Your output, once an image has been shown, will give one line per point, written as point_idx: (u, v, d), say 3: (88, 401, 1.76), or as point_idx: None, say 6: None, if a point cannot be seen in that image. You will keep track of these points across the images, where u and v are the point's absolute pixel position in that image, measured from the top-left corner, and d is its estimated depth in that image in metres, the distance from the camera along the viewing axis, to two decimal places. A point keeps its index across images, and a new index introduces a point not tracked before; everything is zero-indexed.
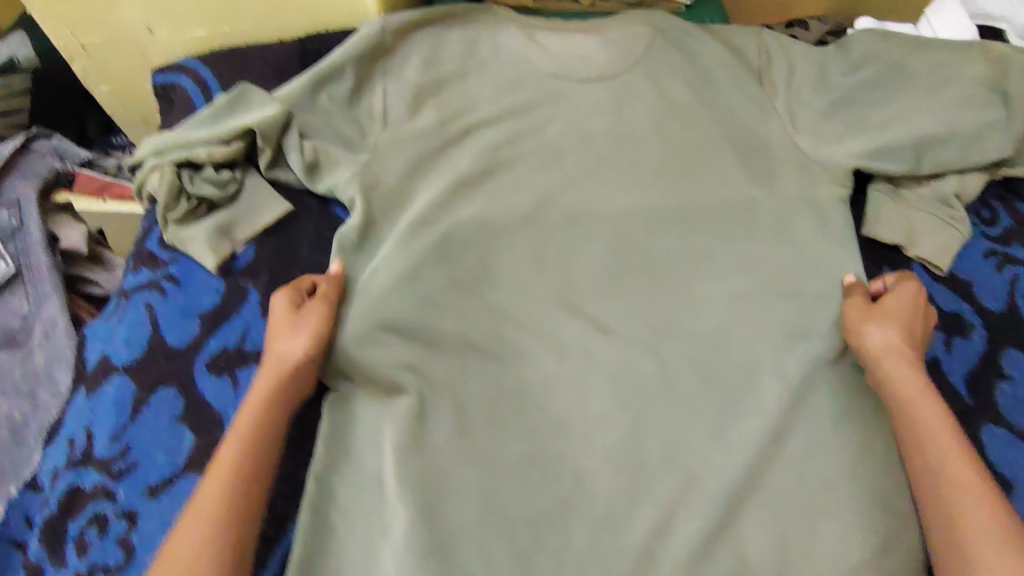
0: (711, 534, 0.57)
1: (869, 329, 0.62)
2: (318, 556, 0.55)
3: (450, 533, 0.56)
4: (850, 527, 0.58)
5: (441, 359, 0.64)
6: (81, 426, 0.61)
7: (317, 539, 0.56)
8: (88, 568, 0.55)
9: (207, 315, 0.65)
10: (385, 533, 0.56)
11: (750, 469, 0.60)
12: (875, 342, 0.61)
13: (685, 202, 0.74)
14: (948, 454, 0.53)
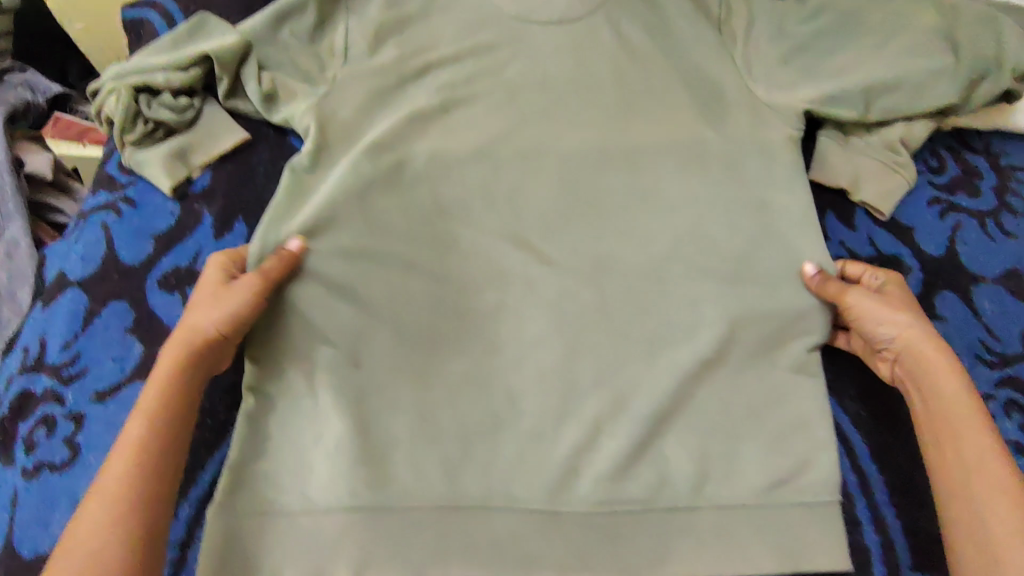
0: (633, 452, 0.59)
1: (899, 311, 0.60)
2: (254, 460, 0.58)
3: (383, 441, 0.59)
4: (768, 449, 0.61)
5: (385, 282, 0.65)
6: (35, 336, 0.63)
7: (255, 444, 0.58)
8: (34, 465, 0.57)
9: (161, 236, 0.67)
10: (321, 439, 0.58)
11: (676, 395, 0.62)
12: (910, 321, 0.59)
13: (638, 142, 0.74)
14: (982, 441, 0.53)
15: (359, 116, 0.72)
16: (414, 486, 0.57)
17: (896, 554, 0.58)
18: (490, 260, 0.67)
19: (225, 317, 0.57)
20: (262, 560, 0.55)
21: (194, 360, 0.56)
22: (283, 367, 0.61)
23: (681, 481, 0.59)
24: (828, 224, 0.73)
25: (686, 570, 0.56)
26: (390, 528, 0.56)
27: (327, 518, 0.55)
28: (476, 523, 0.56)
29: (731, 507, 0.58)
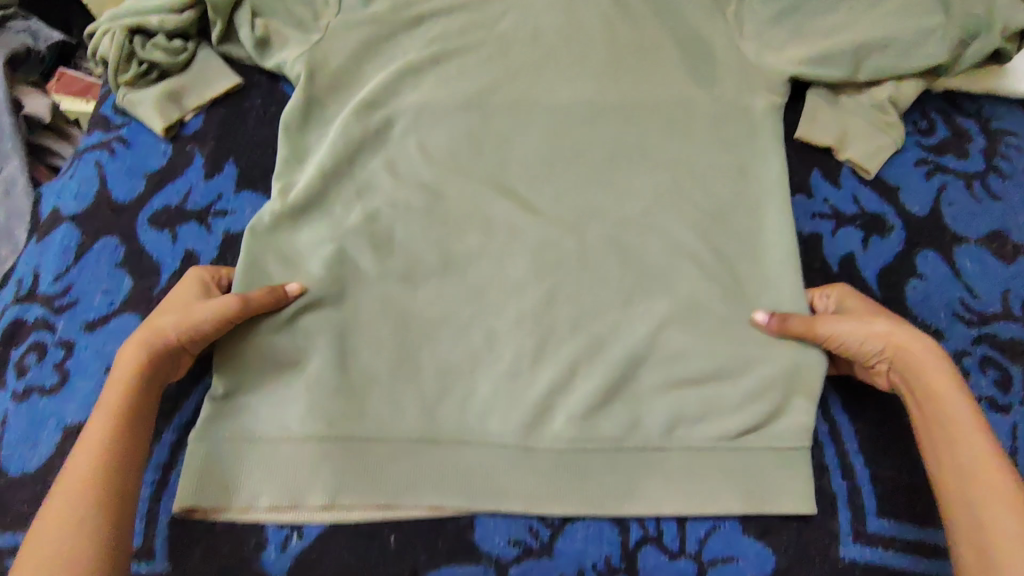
0: (607, 394, 0.61)
1: (881, 325, 0.57)
2: (235, 390, 0.59)
3: (362, 376, 0.60)
4: (741, 396, 0.61)
5: (369, 223, 0.66)
6: (29, 268, 0.65)
7: (235, 376, 0.60)
8: (24, 388, 0.59)
9: (153, 175, 0.69)
10: (303, 372, 0.60)
11: (653, 342, 0.63)
12: (895, 332, 0.57)
13: (627, 97, 0.74)
14: (980, 447, 0.51)
15: (351, 65, 0.73)
16: (391, 418, 0.59)
17: (862, 499, 0.58)
18: (475, 207, 0.68)
19: (185, 323, 0.56)
20: (241, 484, 0.57)
21: (151, 365, 0.55)
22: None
23: (652, 423, 0.60)
24: (813, 181, 0.73)
25: (653, 507, 0.58)
26: (366, 457, 0.58)
27: (305, 447, 0.57)
28: (450, 455, 0.58)
29: (700, 450, 0.60)
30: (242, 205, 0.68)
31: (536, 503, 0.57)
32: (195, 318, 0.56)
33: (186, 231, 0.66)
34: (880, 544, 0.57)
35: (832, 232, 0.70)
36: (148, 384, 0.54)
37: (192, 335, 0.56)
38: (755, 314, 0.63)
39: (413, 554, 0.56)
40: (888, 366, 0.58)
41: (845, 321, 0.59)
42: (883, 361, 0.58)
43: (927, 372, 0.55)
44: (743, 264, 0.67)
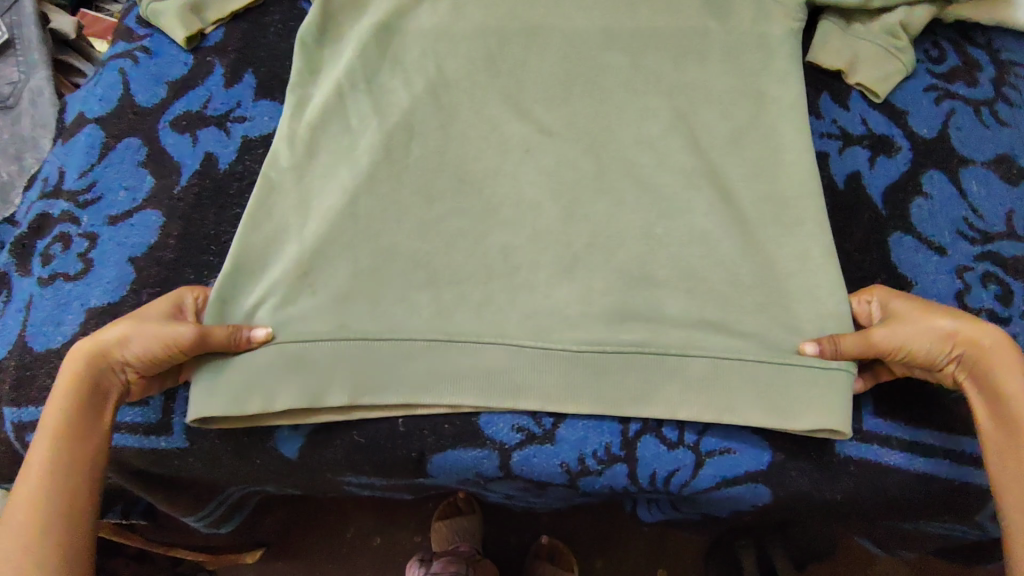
0: (622, 309, 0.60)
1: (943, 324, 0.54)
2: (244, 291, 0.60)
3: (378, 283, 0.61)
4: (755, 308, 0.61)
5: (383, 131, 0.67)
6: (55, 168, 0.67)
7: (236, 276, 0.60)
8: (49, 275, 0.61)
9: (175, 83, 0.70)
10: (313, 280, 0.60)
11: (667, 259, 0.63)
12: (959, 328, 0.54)
13: (643, 26, 0.73)
14: None
15: None
16: (405, 321, 0.59)
17: (859, 401, 0.59)
18: (488, 123, 0.69)
19: (130, 340, 0.52)
20: (253, 386, 0.56)
21: (91, 377, 0.52)
22: (275, 208, 0.63)
23: (670, 333, 0.60)
24: (822, 104, 0.73)
25: (672, 409, 0.57)
26: (383, 355, 0.57)
27: (319, 347, 0.57)
28: (468, 354, 0.58)
29: (715, 362, 0.58)
30: (261, 113, 0.70)
31: (553, 402, 0.57)
32: (132, 331, 0.53)
33: (206, 135, 0.68)
34: (875, 442, 0.58)
35: (840, 151, 0.71)
36: (87, 403, 0.52)
37: (140, 353, 0.53)
38: (808, 345, 0.57)
39: (418, 438, 0.58)
40: (956, 365, 0.54)
41: (907, 325, 0.54)
42: (950, 361, 0.54)
43: (996, 365, 0.53)
44: (761, 179, 0.66)
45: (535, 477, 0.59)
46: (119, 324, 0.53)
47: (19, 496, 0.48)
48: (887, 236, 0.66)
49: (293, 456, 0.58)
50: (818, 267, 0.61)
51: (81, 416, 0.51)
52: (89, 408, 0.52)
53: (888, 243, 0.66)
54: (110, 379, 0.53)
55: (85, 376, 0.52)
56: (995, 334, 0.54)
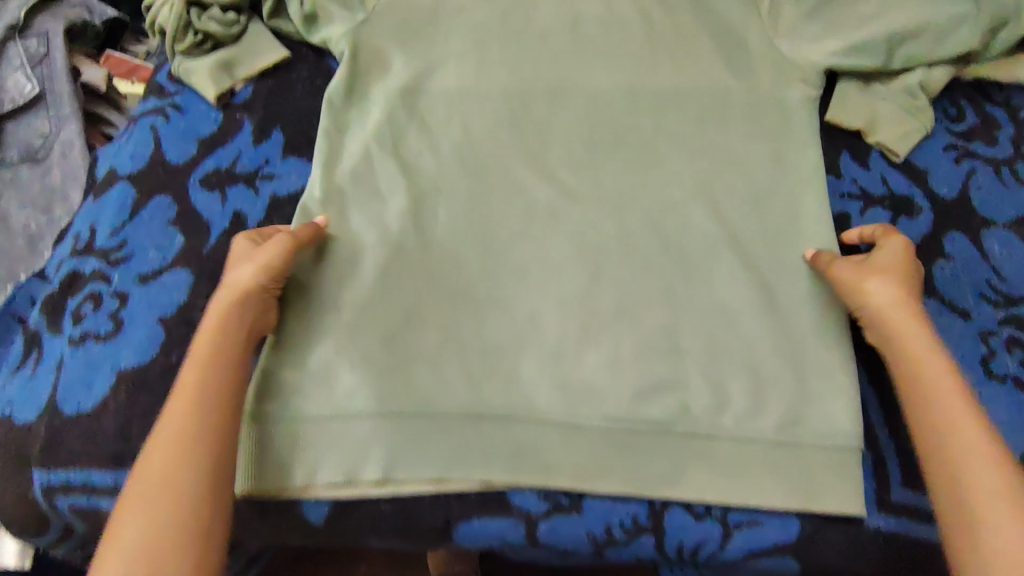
0: (652, 380, 0.60)
1: (869, 286, 0.58)
2: (279, 365, 0.59)
3: (406, 352, 0.60)
4: (784, 381, 0.60)
5: (412, 192, 0.69)
6: (86, 224, 0.68)
7: (281, 355, 0.60)
8: (80, 334, 0.61)
9: (205, 139, 0.72)
10: (343, 349, 0.60)
11: (696, 326, 0.63)
12: (880, 295, 0.58)
13: (667, 85, 0.77)
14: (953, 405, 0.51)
15: (398, 45, 0.77)
16: (438, 395, 0.58)
17: (886, 470, 0.59)
18: (515, 182, 0.70)
19: (263, 266, 0.57)
20: (296, 461, 0.57)
21: (239, 311, 0.56)
22: (311, 279, 0.64)
23: (700, 405, 0.59)
24: (842, 162, 0.74)
25: (699, 492, 0.57)
26: (416, 431, 0.57)
27: (354, 424, 0.57)
28: (499, 428, 0.58)
29: (742, 437, 0.58)
30: (289, 170, 0.71)
31: (583, 480, 0.56)
32: (265, 260, 0.57)
33: (235, 193, 0.69)
34: (904, 514, 0.57)
35: (861, 212, 0.71)
36: (237, 332, 0.55)
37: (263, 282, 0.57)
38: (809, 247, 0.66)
39: (445, 503, 0.57)
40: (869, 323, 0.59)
41: (844, 267, 0.61)
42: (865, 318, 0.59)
43: (902, 333, 0.56)
44: (782, 252, 0.68)
45: (562, 546, 0.57)
46: (248, 267, 0.57)
47: (174, 409, 0.51)
48: None
49: (320, 523, 0.57)
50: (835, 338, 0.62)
51: (231, 346, 0.54)
52: (241, 341, 0.55)
53: None
54: (251, 312, 0.57)
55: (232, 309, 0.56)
56: (912, 307, 0.57)
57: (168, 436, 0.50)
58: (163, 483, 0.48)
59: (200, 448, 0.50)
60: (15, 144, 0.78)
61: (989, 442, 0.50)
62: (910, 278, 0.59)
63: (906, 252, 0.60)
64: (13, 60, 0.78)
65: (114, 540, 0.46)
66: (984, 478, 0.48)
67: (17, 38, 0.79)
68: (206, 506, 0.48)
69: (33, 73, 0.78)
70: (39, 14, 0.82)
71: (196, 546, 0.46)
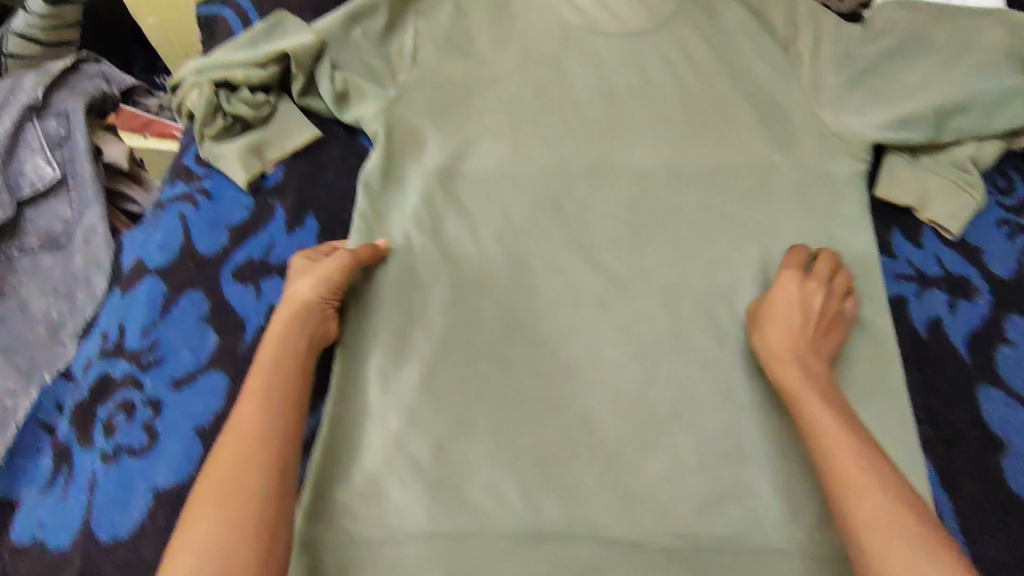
0: (715, 489, 0.58)
1: (756, 340, 0.62)
2: (328, 483, 0.57)
3: (458, 464, 0.58)
4: None
5: (456, 284, 0.66)
6: (115, 322, 0.65)
7: (328, 470, 0.57)
8: (113, 449, 0.58)
9: (236, 228, 0.69)
10: (393, 463, 0.57)
11: (759, 428, 0.60)
12: (768, 345, 0.60)
13: (709, 162, 0.75)
14: (833, 440, 0.51)
15: (432, 122, 0.75)
16: (493, 512, 0.56)
17: None
18: (559, 271, 0.68)
19: (322, 279, 0.61)
20: None
21: (300, 321, 0.59)
22: (356, 383, 0.61)
23: (768, 517, 0.57)
24: (894, 241, 0.72)
25: None
26: (472, 553, 0.54)
27: (407, 548, 0.54)
28: (560, 548, 0.55)
29: (813, 552, 0.56)
30: None
31: None
32: (325, 272, 0.61)
33: (270, 286, 0.66)
34: None
35: (918, 295, 0.69)
36: (300, 339, 0.57)
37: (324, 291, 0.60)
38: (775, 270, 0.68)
39: None
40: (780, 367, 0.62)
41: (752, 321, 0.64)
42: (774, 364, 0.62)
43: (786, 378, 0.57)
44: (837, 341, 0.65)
45: None
46: (308, 279, 0.60)
47: (243, 409, 0.52)
48: (974, 390, 0.64)
49: None
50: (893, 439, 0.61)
51: (295, 352, 0.57)
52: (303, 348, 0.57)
53: (977, 399, 0.64)
54: (313, 322, 0.59)
55: (293, 318, 0.58)
56: (786, 351, 0.59)
57: (238, 434, 0.51)
58: (233, 473, 0.48)
59: (269, 443, 0.51)
60: (34, 230, 0.75)
61: (862, 473, 0.49)
62: (795, 318, 0.61)
63: (793, 287, 0.62)
64: (31, 142, 0.76)
65: (183, 538, 0.46)
66: (854, 511, 0.47)
67: (35, 119, 0.77)
68: (273, 498, 0.49)
69: (54, 156, 0.76)
70: (58, 92, 0.81)
71: (265, 538, 0.47)
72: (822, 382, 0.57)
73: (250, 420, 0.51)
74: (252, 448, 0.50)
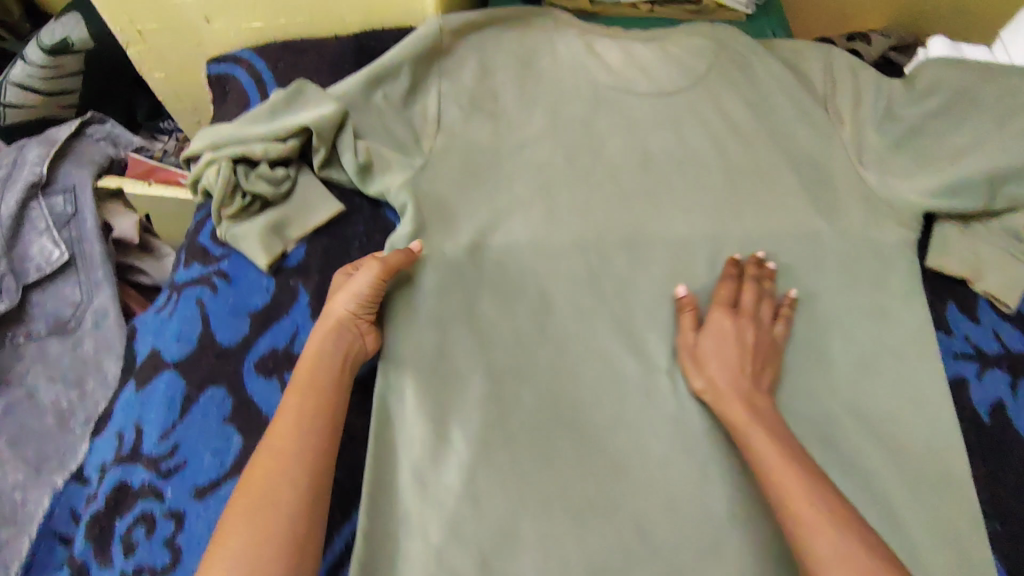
0: None
1: (700, 384, 0.61)
2: None
3: None
4: None
5: (493, 375, 0.62)
6: (131, 422, 0.61)
7: None
8: (134, 569, 0.55)
9: (257, 314, 0.65)
10: None
11: None
12: (714, 391, 0.60)
13: (752, 231, 0.71)
14: (770, 460, 0.53)
15: (461, 192, 0.71)
16: None
17: None
18: (602, 356, 0.64)
19: (355, 295, 0.61)
20: None
21: (334, 338, 0.60)
22: (393, 490, 0.57)
23: None
24: (950, 315, 0.69)
25: None
26: None
27: None
28: None
29: None
30: None
31: None
32: (356, 288, 0.61)
33: None
34: None
35: (978, 376, 0.66)
36: (334, 357, 0.59)
37: (356, 307, 0.61)
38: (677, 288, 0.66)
39: None
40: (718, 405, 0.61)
41: (687, 364, 0.62)
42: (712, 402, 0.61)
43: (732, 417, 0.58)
44: (893, 430, 0.62)
45: None
46: (341, 296, 0.61)
47: (280, 425, 0.54)
48: None
49: None
50: (960, 539, 0.58)
51: (330, 370, 0.58)
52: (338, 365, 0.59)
53: None
54: (347, 339, 0.61)
55: (327, 335, 0.60)
56: (740, 391, 0.59)
57: (274, 450, 0.53)
58: (266, 488, 0.50)
59: (302, 460, 0.52)
60: (42, 316, 0.71)
61: (816, 509, 0.48)
62: (741, 356, 0.61)
63: (729, 322, 0.62)
64: (37, 223, 0.73)
65: (219, 547, 0.48)
66: (817, 551, 0.47)
67: (40, 196, 0.74)
68: (302, 516, 0.50)
69: (61, 236, 0.73)
70: (64, 164, 0.77)
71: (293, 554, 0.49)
72: (765, 411, 0.58)
73: (286, 436, 0.53)
74: (286, 464, 0.52)
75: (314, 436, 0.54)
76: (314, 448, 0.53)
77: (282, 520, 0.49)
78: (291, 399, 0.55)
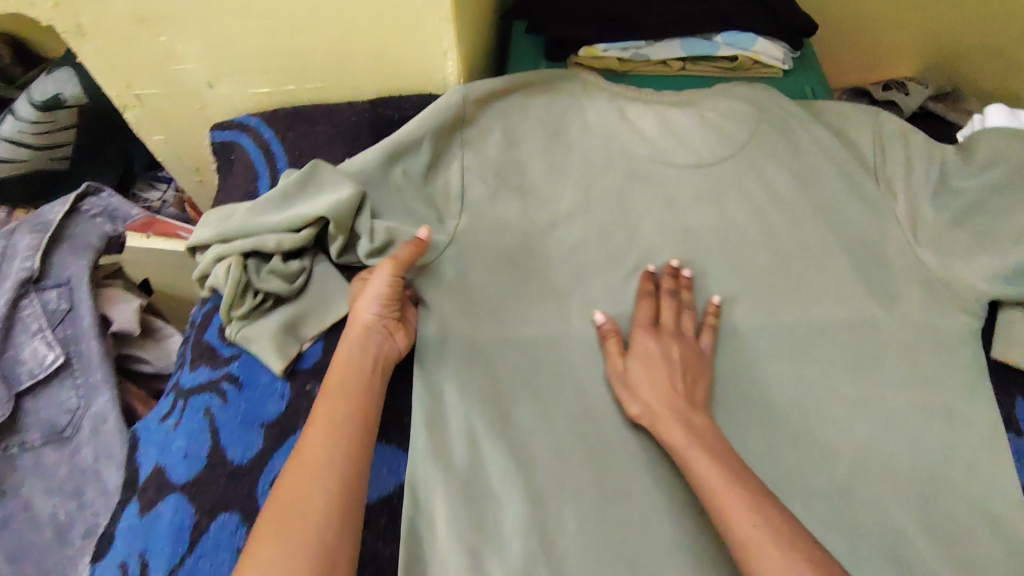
0: None
1: (633, 410, 0.59)
2: None
3: None
4: None
5: (533, 494, 0.57)
6: (135, 553, 0.55)
7: None
8: None
9: (271, 425, 0.60)
10: None
11: None
12: (648, 414, 0.58)
13: (800, 320, 0.67)
14: (708, 479, 0.52)
15: (490, 281, 0.66)
16: None
17: None
18: (648, 469, 0.60)
19: (374, 297, 0.59)
20: None
21: (362, 342, 0.58)
22: None
23: None
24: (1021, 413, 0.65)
25: None
26: None
27: None
28: None
29: None
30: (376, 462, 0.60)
31: None
32: (375, 290, 0.59)
33: None
34: None
35: None
36: (362, 362, 0.57)
37: (378, 308, 0.59)
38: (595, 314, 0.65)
39: None
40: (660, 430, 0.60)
41: (621, 391, 0.61)
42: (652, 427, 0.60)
43: (665, 433, 0.56)
44: (967, 549, 0.58)
45: None
46: (364, 299, 0.59)
47: (311, 432, 0.52)
48: None
49: None
50: None
51: (359, 375, 0.56)
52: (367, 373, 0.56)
53: None
54: (374, 343, 0.58)
55: (355, 340, 0.58)
56: (673, 408, 0.57)
57: (305, 458, 0.50)
58: (295, 494, 0.48)
59: (335, 467, 0.50)
60: (36, 423, 0.67)
61: (764, 534, 0.47)
62: (671, 372, 0.60)
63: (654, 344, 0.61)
64: (29, 321, 0.69)
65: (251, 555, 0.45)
66: None
67: (32, 292, 0.70)
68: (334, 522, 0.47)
69: (55, 336, 0.69)
70: (59, 250, 0.73)
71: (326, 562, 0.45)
72: (702, 430, 0.56)
73: (316, 442, 0.51)
74: (317, 470, 0.49)
75: (346, 443, 0.52)
76: (347, 455, 0.51)
77: (314, 526, 0.46)
78: (321, 405, 0.53)
